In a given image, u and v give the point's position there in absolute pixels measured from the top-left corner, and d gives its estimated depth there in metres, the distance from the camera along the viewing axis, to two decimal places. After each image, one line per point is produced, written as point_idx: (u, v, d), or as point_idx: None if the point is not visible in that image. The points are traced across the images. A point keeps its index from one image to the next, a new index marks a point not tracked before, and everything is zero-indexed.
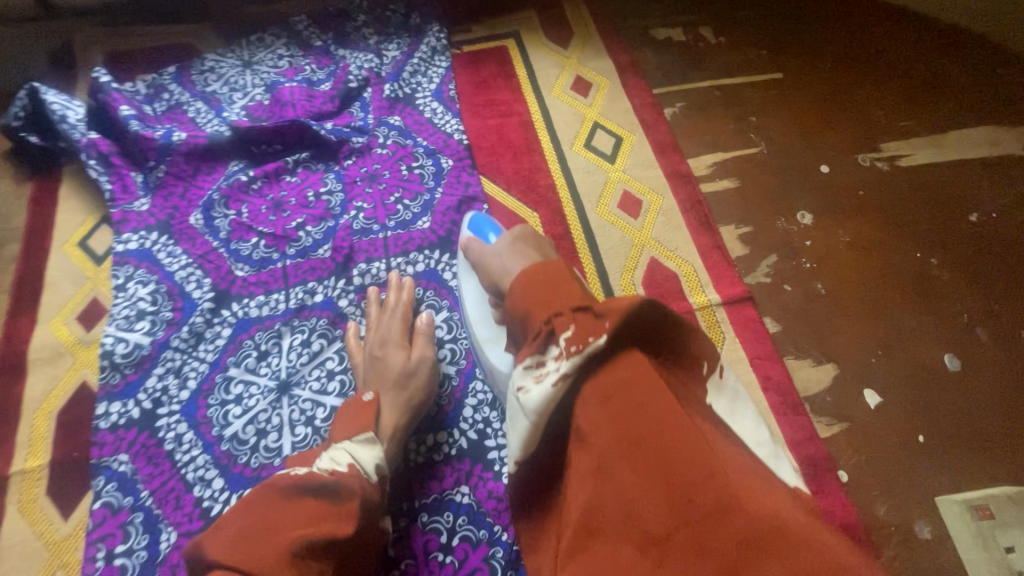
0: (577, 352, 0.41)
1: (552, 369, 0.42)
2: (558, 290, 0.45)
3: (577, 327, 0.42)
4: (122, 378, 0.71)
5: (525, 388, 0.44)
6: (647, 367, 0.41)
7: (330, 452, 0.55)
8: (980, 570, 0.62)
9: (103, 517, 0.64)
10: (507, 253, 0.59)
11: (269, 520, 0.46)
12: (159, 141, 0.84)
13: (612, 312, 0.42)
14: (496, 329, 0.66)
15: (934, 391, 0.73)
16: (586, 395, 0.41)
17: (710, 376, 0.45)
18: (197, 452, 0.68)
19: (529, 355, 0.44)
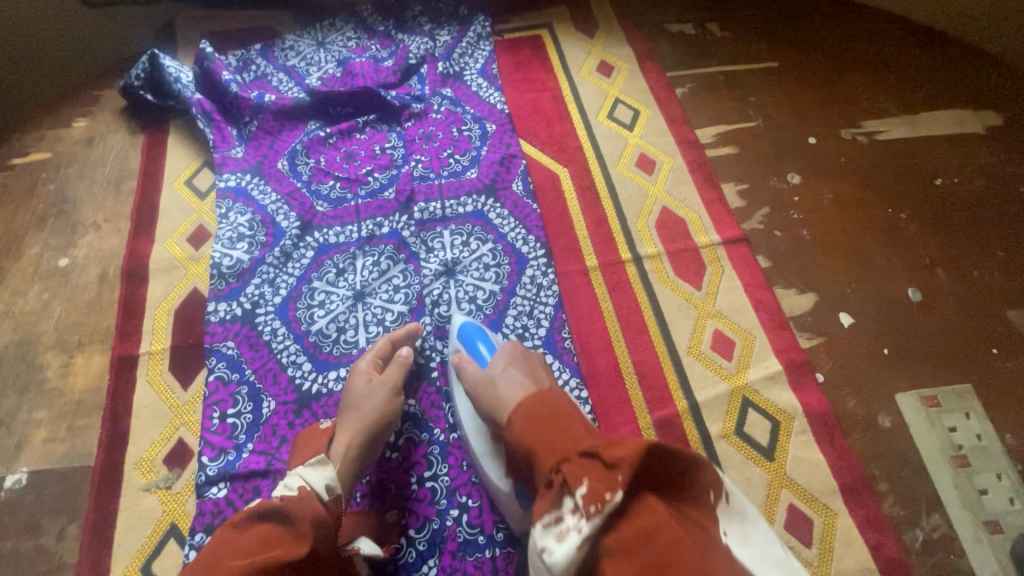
0: (596, 511, 0.48)
1: (573, 527, 0.49)
2: (562, 435, 0.56)
3: (590, 481, 0.50)
4: (227, 284, 0.87)
5: (547, 547, 0.49)
6: (667, 516, 0.48)
7: (286, 478, 0.61)
8: (930, 447, 0.76)
9: (216, 387, 0.79)
10: (502, 376, 0.69)
11: (222, 552, 0.53)
12: (254, 101, 1.01)
13: (620, 464, 0.50)
14: (490, 444, 0.70)
15: (898, 314, 0.87)
16: (608, 549, 0.47)
17: (718, 504, 0.52)
18: (290, 342, 0.84)
19: (548, 512, 0.51)
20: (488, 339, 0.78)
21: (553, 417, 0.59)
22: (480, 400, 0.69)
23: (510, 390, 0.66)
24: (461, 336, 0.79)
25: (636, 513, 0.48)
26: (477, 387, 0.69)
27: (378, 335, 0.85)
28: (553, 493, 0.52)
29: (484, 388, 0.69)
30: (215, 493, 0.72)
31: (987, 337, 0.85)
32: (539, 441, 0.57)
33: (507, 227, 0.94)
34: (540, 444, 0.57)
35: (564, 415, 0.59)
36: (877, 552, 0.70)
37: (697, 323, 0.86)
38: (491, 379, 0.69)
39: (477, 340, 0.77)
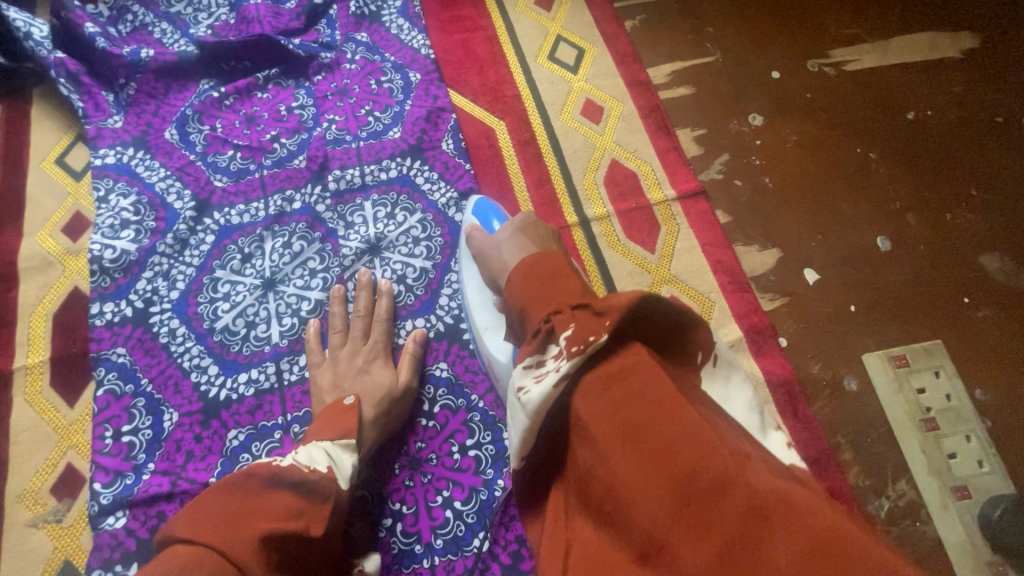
0: (578, 352, 0.42)
1: (553, 368, 0.43)
2: (555, 287, 0.49)
3: (577, 326, 0.44)
4: (113, 281, 0.75)
5: (525, 387, 0.45)
6: (645, 357, 0.43)
7: (308, 449, 0.54)
8: (898, 411, 0.71)
9: (107, 402, 0.69)
10: (507, 243, 0.64)
11: (240, 511, 0.45)
12: (127, 58, 0.86)
13: (611, 310, 0.43)
14: (495, 317, 0.69)
15: (866, 267, 0.80)
16: (585, 386, 0.42)
17: (704, 364, 0.46)
18: (192, 343, 0.73)
19: (529, 355, 0.45)
20: (502, 214, 0.75)
21: (553, 271, 0.50)
22: (485, 266, 0.67)
23: (510, 256, 0.62)
24: (475, 212, 0.76)
25: (615, 353, 0.43)
26: (483, 253, 0.67)
27: (294, 327, 0.75)
28: (538, 339, 0.46)
29: (489, 255, 0.66)
30: (113, 524, 0.64)
31: (958, 287, 0.79)
32: (530, 297, 0.49)
33: (437, 193, 0.83)
34: (531, 298, 0.49)
35: (567, 272, 0.51)
36: None
37: (652, 290, 0.78)
38: (496, 245, 0.65)
39: (491, 217, 0.75)
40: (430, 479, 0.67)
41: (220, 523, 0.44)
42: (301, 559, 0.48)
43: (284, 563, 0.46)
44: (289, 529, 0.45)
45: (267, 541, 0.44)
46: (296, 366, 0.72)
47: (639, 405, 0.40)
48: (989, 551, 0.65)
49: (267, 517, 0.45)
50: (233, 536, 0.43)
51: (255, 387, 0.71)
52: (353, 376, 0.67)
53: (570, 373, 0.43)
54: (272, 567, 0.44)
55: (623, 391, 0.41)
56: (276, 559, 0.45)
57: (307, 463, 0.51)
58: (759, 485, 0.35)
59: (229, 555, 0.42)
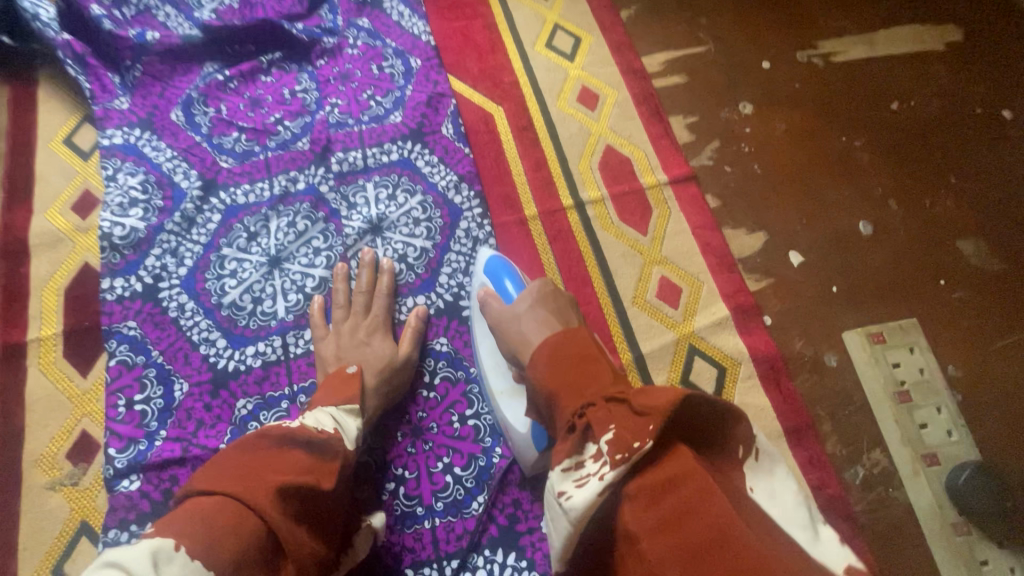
0: (622, 461, 0.41)
1: (595, 476, 0.42)
2: (586, 376, 0.49)
3: (616, 428, 0.43)
4: (123, 258, 0.78)
5: (567, 492, 0.43)
6: (695, 465, 0.41)
7: (316, 414, 0.57)
8: (874, 385, 0.75)
9: (119, 372, 0.72)
10: (527, 316, 0.62)
11: (255, 465, 0.48)
12: (134, 40, 0.87)
13: (653, 413, 0.41)
14: (512, 383, 0.68)
15: (849, 250, 0.84)
16: (629, 494, 0.41)
17: (745, 459, 0.44)
18: (200, 318, 0.76)
19: (569, 457, 0.44)
20: (515, 274, 0.72)
21: (577, 356, 0.51)
22: (503, 336, 0.64)
23: (531, 332, 0.60)
24: (487, 269, 0.74)
25: (662, 462, 0.41)
26: (500, 322, 0.65)
27: (299, 303, 0.77)
28: (575, 436, 0.45)
29: (508, 326, 0.64)
30: (128, 487, 0.67)
31: (935, 269, 0.83)
32: (562, 383, 0.50)
33: (437, 175, 0.86)
34: (561, 385, 0.50)
35: (592, 356, 0.51)
36: (818, 492, 0.70)
37: (643, 270, 0.82)
38: (515, 317, 0.63)
39: (504, 277, 0.72)
40: (431, 447, 0.70)
41: (238, 474, 0.46)
42: (324, 518, 0.49)
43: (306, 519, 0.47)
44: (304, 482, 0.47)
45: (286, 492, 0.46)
46: (302, 340, 0.75)
47: (694, 523, 0.38)
48: (956, 514, 0.69)
49: (282, 471, 0.48)
50: (253, 488, 0.45)
51: (263, 360, 0.74)
52: (356, 348, 0.71)
53: (613, 483, 0.41)
54: (295, 520, 0.46)
55: (676, 506, 0.39)
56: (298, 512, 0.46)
57: (314, 426, 0.55)
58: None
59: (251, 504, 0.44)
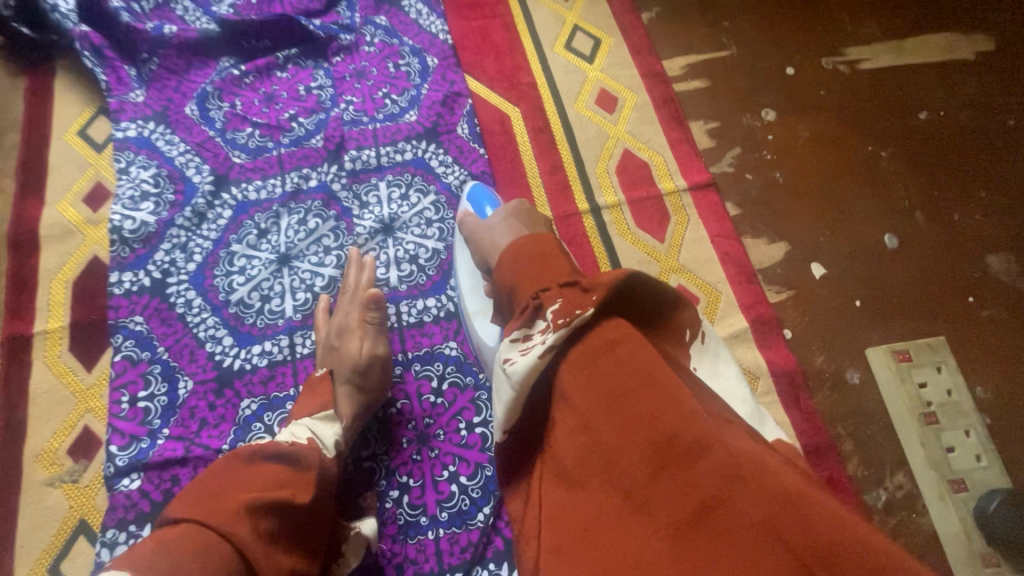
0: (564, 325, 0.43)
1: (539, 341, 0.44)
2: (546, 268, 0.49)
3: (564, 301, 0.45)
4: (132, 251, 0.77)
5: (511, 359, 0.45)
6: (633, 330, 0.43)
7: (292, 427, 0.58)
8: (899, 404, 0.72)
9: (124, 368, 0.71)
10: (499, 227, 0.62)
11: (225, 486, 0.48)
12: (151, 34, 0.87)
13: (598, 285, 0.44)
14: (485, 302, 0.69)
15: (873, 263, 0.81)
16: (569, 359, 0.43)
17: (692, 341, 0.47)
18: (207, 314, 0.75)
19: (517, 328, 0.46)
20: (495, 202, 0.74)
21: (539, 256, 0.51)
22: (475, 248, 0.65)
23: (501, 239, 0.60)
24: (469, 198, 0.75)
25: (607, 325, 0.43)
26: (472, 236, 0.66)
27: (308, 302, 0.76)
28: (524, 315, 0.47)
29: (477, 236, 0.65)
30: (128, 485, 0.65)
31: (964, 286, 0.80)
32: (520, 276, 0.50)
33: (451, 176, 0.84)
34: (518, 276, 0.50)
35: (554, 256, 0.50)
36: None
37: (660, 279, 0.79)
38: (485, 230, 0.64)
39: (483, 204, 0.74)
40: (437, 454, 0.69)
41: (207, 498, 0.47)
42: (301, 533, 0.49)
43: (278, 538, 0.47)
44: (274, 499, 0.47)
45: (255, 511, 0.46)
46: (309, 340, 0.74)
47: (625, 372, 0.40)
48: (984, 544, 0.66)
49: (254, 489, 0.48)
50: (220, 513, 0.45)
51: (269, 359, 0.73)
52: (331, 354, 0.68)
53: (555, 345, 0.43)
54: (266, 542, 0.46)
55: (611, 362, 0.41)
56: (270, 532, 0.46)
57: (289, 438, 0.55)
58: (732, 448, 0.36)
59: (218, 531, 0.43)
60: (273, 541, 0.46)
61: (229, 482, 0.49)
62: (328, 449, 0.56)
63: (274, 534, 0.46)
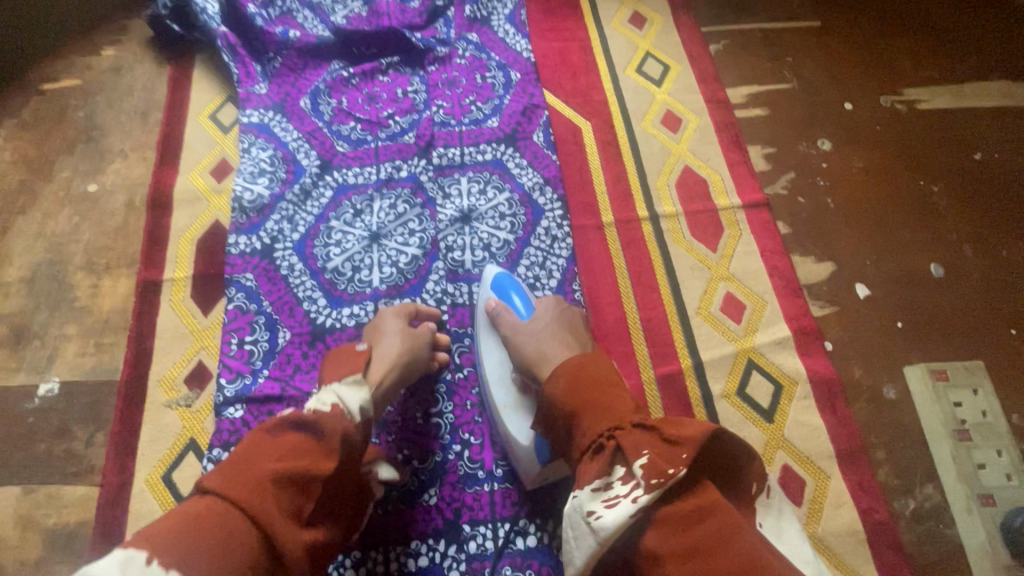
0: (657, 485, 0.47)
1: (625, 497, 0.48)
2: (608, 404, 0.55)
3: (650, 455, 0.49)
4: (248, 218, 0.89)
5: (596, 511, 0.49)
6: (717, 497, 0.47)
7: (319, 394, 0.59)
8: (933, 419, 0.76)
9: (235, 316, 0.82)
10: (548, 340, 0.68)
11: (251, 454, 0.50)
12: (279, 37, 1.01)
13: (685, 441, 0.49)
14: (515, 396, 0.71)
15: (917, 289, 0.86)
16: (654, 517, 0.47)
17: (759, 496, 0.53)
18: (306, 278, 0.86)
19: (598, 478, 0.51)
20: (521, 291, 0.76)
21: (601, 383, 0.58)
22: (519, 349, 0.69)
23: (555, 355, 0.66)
24: (494, 286, 0.77)
25: (690, 494, 0.47)
26: (516, 338, 0.70)
27: (392, 275, 0.86)
28: (603, 458, 0.52)
29: (530, 351, 0.68)
30: (232, 413, 0.76)
31: (1006, 317, 0.84)
32: (581, 402, 0.57)
33: (525, 177, 0.94)
34: (585, 408, 0.56)
35: (614, 385, 0.58)
36: (866, 516, 0.71)
37: (709, 285, 0.86)
38: (534, 336, 0.69)
39: (510, 292, 0.75)
40: None
41: (232, 468, 0.49)
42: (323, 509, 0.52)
43: (303, 513, 0.50)
44: (292, 473, 0.49)
45: (275, 483, 0.48)
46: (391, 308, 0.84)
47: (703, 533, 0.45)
48: (1009, 556, 0.69)
49: (274, 458, 0.50)
50: (240, 489, 0.47)
51: (356, 321, 0.83)
52: (371, 331, 0.74)
53: (645, 505, 0.47)
54: (291, 522, 0.48)
55: (702, 532, 0.45)
56: (292, 504, 0.49)
57: (313, 408, 0.55)
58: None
59: (240, 506, 0.46)
60: (300, 519, 0.49)
61: (247, 454, 0.50)
62: (354, 415, 0.57)
63: (302, 510, 0.50)
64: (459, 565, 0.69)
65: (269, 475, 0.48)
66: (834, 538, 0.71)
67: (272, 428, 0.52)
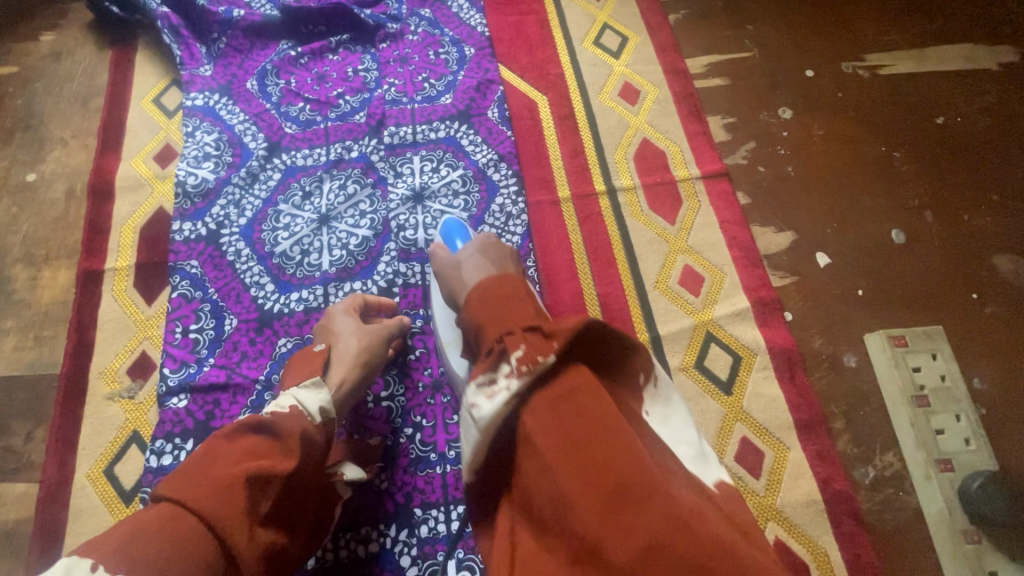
0: (528, 371, 0.45)
1: (504, 386, 0.46)
2: (510, 309, 0.50)
3: (528, 347, 0.46)
4: (192, 204, 0.86)
5: (477, 404, 0.47)
6: (592, 381, 0.46)
7: (277, 398, 0.58)
8: (892, 387, 0.75)
9: (179, 304, 0.80)
10: (464, 264, 0.63)
11: (207, 459, 0.49)
12: (222, 16, 0.97)
13: (560, 334, 0.46)
14: (456, 334, 0.71)
15: (877, 256, 0.84)
16: (535, 404, 0.46)
17: (646, 386, 0.52)
18: (253, 263, 0.83)
19: (482, 374, 0.48)
20: (467, 236, 0.76)
21: (503, 295, 0.51)
22: (444, 283, 0.65)
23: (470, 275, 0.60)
24: (442, 234, 0.77)
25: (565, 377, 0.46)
26: (440, 272, 0.66)
27: (342, 258, 0.83)
28: (490, 359, 0.47)
29: (449, 275, 0.64)
30: (176, 404, 0.74)
31: (967, 282, 0.82)
32: (484, 316, 0.50)
33: (479, 154, 0.91)
34: (490, 318, 0.50)
35: (518, 294, 0.51)
36: (825, 486, 0.70)
37: (668, 258, 0.84)
38: (454, 264, 0.64)
39: (455, 238, 0.75)
40: (449, 399, 0.75)
41: (185, 474, 0.47)
42: (282, 512, 0.51)
43: (263, 514, 0.48)
44: (252, 472, 0.48)
45: (233, 484, 0.47)
46: (341, 291, 0.81)
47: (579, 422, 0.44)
48: (968, 522, 0.67)
49: (235, 461, 0.49)
50: (199, 489, 0.46)
51: (305, 305, 0.80)
52: (326, 331, 0.71)
53: (519, 391, 0.45)
54: (250, 524, 0.47)
55: (571, 412, 0.44)
56: (251, 504, 0.47)
57: (272, 410, 0.55)
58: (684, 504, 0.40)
59: (199, 511, 0.44)
60: (260, 520, 0.48)
61: (205, 457, 0.49)
62: (313, 416, 0.56)
63: (261, 510, 0.48)
64: (410, 550, 0.67)
65: (227, 476, 0.47)
66: (792, 509, 0.69)
67: (226, 433, 0.51)
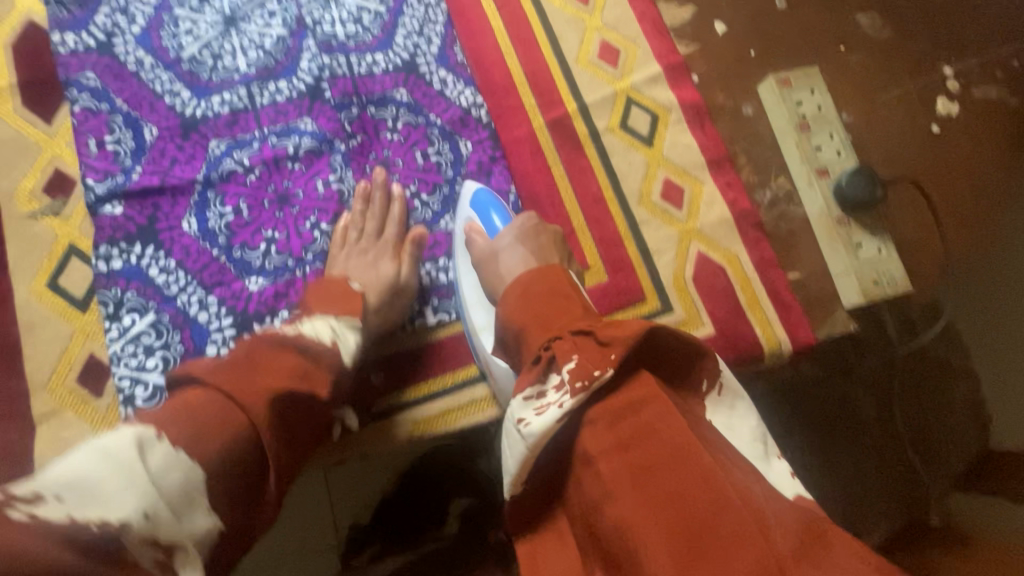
0: (582, 390, 0.46)
1: (554, 402, 0.47)
2: (557, 314, 0.54)
3: (579, 357, 0.48)
4: (69, 12, 0.77)
5: (525, 418, 0.48)
6: (655, 391, 0.47)
7: (319, 323, 0.60)
8: (780, 118, 0.88)
9: (85, 117, 0.74)
10: (508, 249, 0.66)
11: (258, 363, 0.52)
12: None
13: (616, 342, 0.48)
14: (491, 318, 0.71)
15: (767, 21, 0.93)
16: (592, 422, 0.46)
17: (710, 393, 0.53)
18: (160, 71, 0.77)
19: (530, 387, 0.49)
20: (503, 210, 0.74)
21: (550, 293, 0.57)
22: (482, 272, 0.68)
23: (512, 266, 0.64)
24: (473, 203, 0.75)
25: (626, 386, 0.47)
26: (480, 257, 0.68)
27: (260, 59, 0.80)
28: (540, 367, 0.50)
29: (487, 261, 0.68)
30: (112, 211, 0.71)
31: (836, 37, 0.94)
32: (532, 316, 0.55)
33: None
34: (534, 317, 0.55)
35: (564, 294, 0.57)
36: (733, 208, 0.83)
37: (585, 35, 0.88)
38: (494, 252, 0.67)
39: (490, 211, 0.73)
40: (398, 179, 0.78)
41: (232, 370, 0.51)
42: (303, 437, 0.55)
43: (285, 442, 0.52)
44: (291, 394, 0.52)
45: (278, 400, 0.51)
46: (266, 91, 0.78)
47: (649, 441, 0.44)
48: (840, 212, 0.83)
49: (275, 377, 0.52)
50: (244, 394, 0.49)
51: (230, 107, 0.77)
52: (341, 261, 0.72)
53: (572, 410, 0.46)
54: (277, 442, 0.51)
55: (633, 428, 0.45)
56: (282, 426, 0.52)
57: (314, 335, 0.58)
58: (783, 552, 0.39)
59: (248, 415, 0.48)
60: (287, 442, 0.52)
61: (245, 362, 0.52)
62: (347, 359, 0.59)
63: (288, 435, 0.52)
64: None
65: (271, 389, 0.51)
66: (709, 228, 0.82)
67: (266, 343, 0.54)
